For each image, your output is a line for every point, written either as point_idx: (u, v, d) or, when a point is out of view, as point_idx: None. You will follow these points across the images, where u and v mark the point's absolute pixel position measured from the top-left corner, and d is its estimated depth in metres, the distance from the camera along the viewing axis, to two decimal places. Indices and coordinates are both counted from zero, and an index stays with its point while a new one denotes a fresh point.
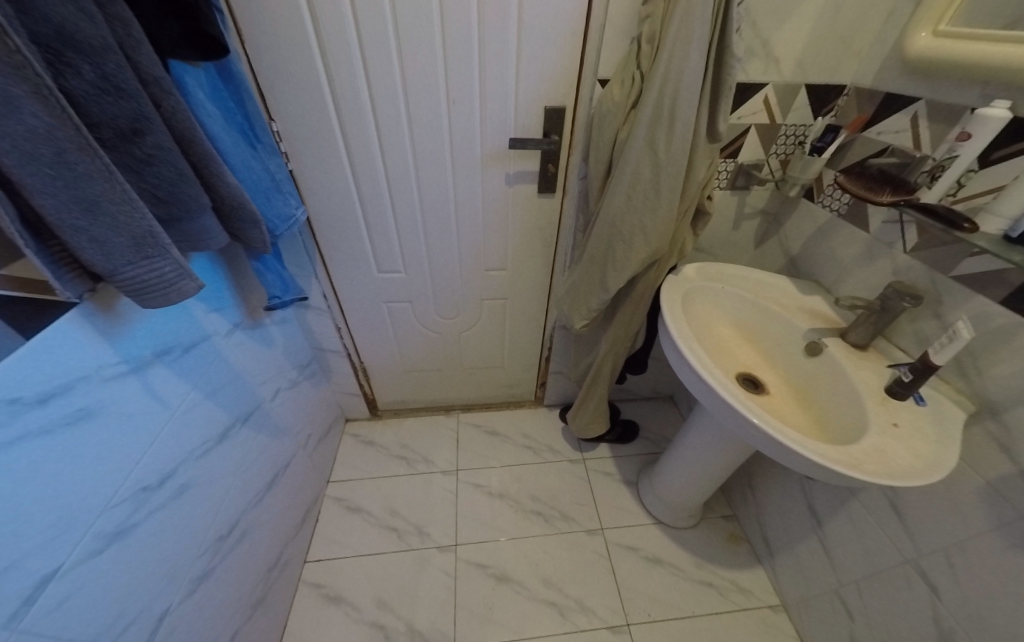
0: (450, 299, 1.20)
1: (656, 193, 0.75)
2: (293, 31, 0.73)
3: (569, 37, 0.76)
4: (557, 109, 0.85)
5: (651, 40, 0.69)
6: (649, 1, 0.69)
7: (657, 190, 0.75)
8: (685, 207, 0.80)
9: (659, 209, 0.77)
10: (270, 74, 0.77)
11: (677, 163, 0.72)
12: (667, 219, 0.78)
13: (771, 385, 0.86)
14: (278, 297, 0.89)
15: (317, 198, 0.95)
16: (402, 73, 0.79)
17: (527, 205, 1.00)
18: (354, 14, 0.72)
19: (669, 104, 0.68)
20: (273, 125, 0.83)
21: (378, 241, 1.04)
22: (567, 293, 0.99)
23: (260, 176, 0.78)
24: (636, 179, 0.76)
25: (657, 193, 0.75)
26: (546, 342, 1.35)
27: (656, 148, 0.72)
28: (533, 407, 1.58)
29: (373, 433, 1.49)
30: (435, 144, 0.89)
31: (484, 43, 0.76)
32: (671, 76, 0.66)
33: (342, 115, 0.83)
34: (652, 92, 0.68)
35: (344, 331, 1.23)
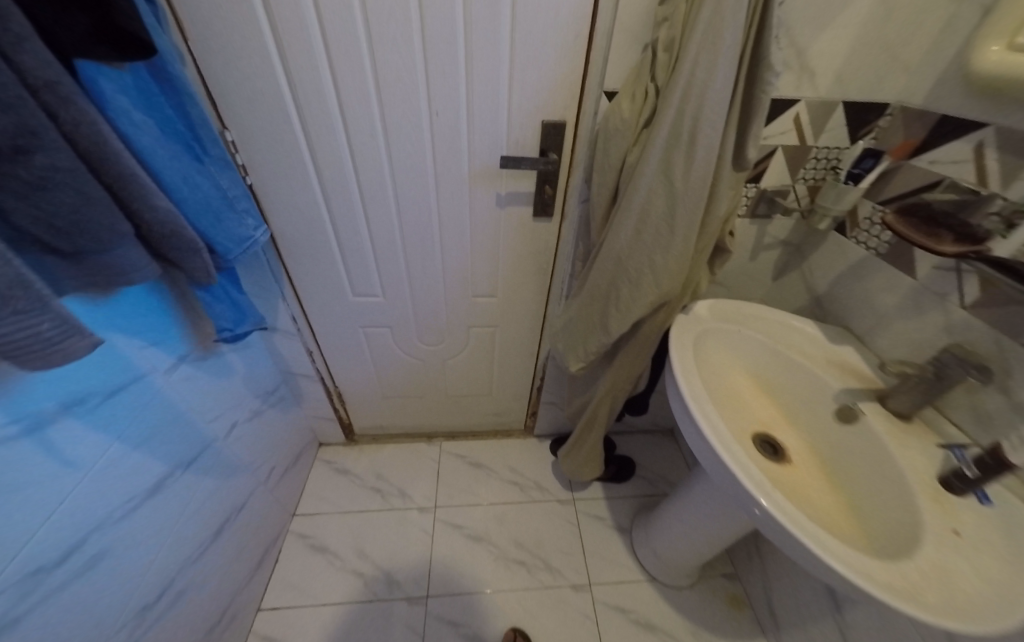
0: (432, 325, 1.09)
1: (671, 228, 0.64)
2: (244, 24, 0.61)
3: (572, 41, 0.65)
4: (555, 125, 0.73)
5: (668, 48, 0.57)
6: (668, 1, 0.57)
7: (671, 224, 0.64)
8: (702, 244, 0.68)
9: (671, 246, 0.65)
10: (220, 75, 0.66)
11: (696, 194, 0.61)
12: (680, 258, 0.67)
13: (794, 451, 0.75)
14: (230, 330, 0.78)
15: (281, 215, 0.84)
16: (376, 80, 0.68)
17: (518, 229, 0.89)
18: (317, 8, 0.61)
19: (689, 126, 0.56)
20: (226, 134, 0.72)
21: (353, 263, 0.94)
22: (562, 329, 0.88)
23: (207, 195, 0.66)
24: (647, 210, 0.64)
25: (672, 228, 0.64)
26: (538, 372, 1.24)
27: (671, 177, 0.61)
28: (523, 437, 1.47)
29: (348, 461, 1.38)
30: (415, 161, 0.78)
31: (472, 47, 0.65)
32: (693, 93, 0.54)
33: (305, 124, 0.72)
34: (668, 112, 0.56)
35: (317, 355, 1.13)
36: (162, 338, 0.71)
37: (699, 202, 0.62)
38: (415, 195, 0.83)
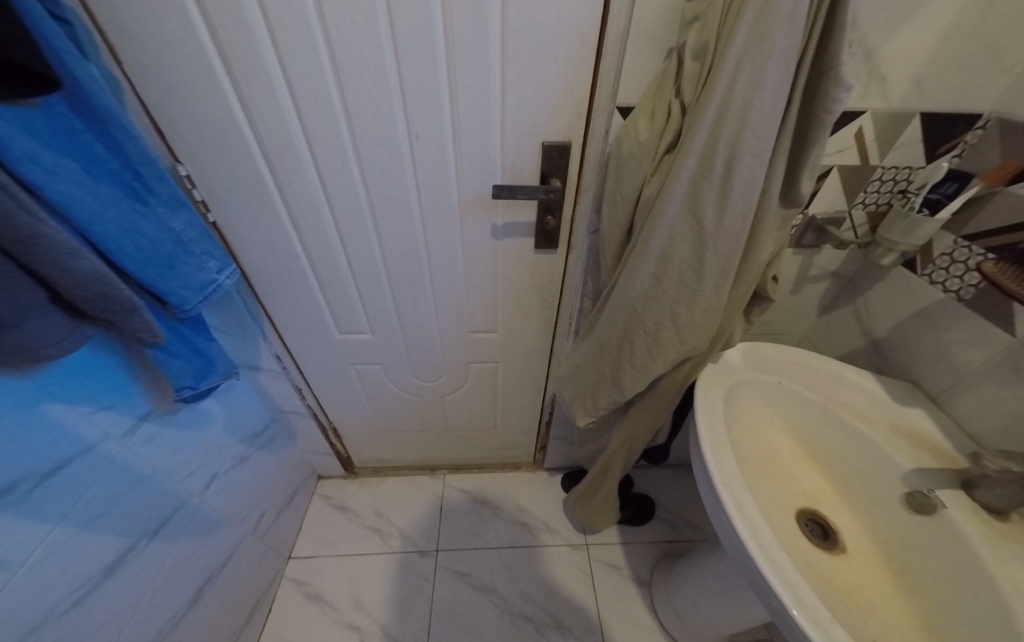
0: (429, 361, 1.00)
1: (699, 277, 0.52)
2: (183, 44, 0.52)
3: (576, 49, 0.53)
4: (558, 146, 0.61)
5: (698, 55, 0.44)
6: None
7: (699, 273, 0.51)
8: (737, 294, 0.55)
9: (699, 298, 0.53)
10: (165, 103, 0.57)
11: (734, 239, 0.48)
12: (710, 311, 0.54)
13: (847, 535, 0.62)
14: (192, 386, 0.70)
15: (252, 251, 0.75)
16: (344, 103, 0.58)
17: (519, 263, 0.78)
18: (266, 22, 0.50)
19: (726, 155, 0.44)
20: (180, 168, 0.63)
21: (334, 298, 0.85)
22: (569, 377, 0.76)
23: (153, 244, 0.57)
24: (669, 255, 0.52)
25: (701, 278, 0.52)
26: (547, 406, 1.14)
27: (701, 218, 0.48)
28: (532, 470, 1.37)
29: (347, 496, 1.32)
30: (395, 191, 0.68)
31: (455, 60, 0.54)
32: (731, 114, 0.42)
33: (266, 153, 0.62)
34: (698, 138, 0.44)
35: (307, 391, 1.07)
36: (119, 399, 0.64)
37: (738, 247, 0.49)
38: (398, 228, 0.73)
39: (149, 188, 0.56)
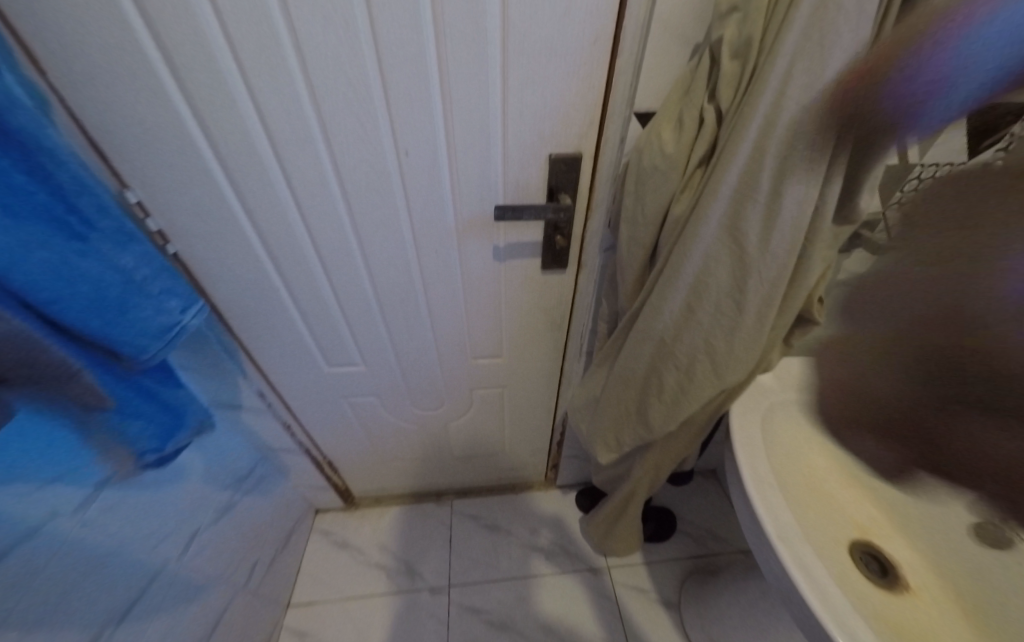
0: (430, 390, 0.93)
1: (741, 306, 0.45)
2: (125, 56, 0.44)
3: (588, 48, 0.46)
4: (566, 159, 0.54)
5: (738, 52, 0.38)
6: None
7: (740, 302, 0.45)
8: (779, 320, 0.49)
9: (739, 328, 0.47)
10: (109, 123, 0.49)
11: (785, 262, 0.42)
12: (752, 342, 0.48)
13: (908, 570, 0.57)
14: (155, 448, 0.62)
15: (224, 284, 0.67)
16: (320, 119, 0.50)
17: (526, 285, 0.72)
18: (222, 27, 0.43)
19: (775, 168, 0.38)
20: (128, 194, 0.55)
21: (321, 331, 0.78)
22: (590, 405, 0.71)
23: (94, 292, 0.50)
24: (704, 282, 0.46)
25: (743, 306, 0.45)
26: (558, 426, 1.08)
27: (744, 240, 0.42)
28: (546, 489, 1.31)
29: (348, 531, 1.24)
30: (384, 215, 0.60)
31: (447, 66, 0.46)
32: (783, 121, 0.36)
33: (232, 177, 0.55)
34: (742, 149, 0.38)
35: (297, 426, 1.00)
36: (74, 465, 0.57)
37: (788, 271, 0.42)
38: (389, 254, 0.66)
39: (88, 224, 0.49)
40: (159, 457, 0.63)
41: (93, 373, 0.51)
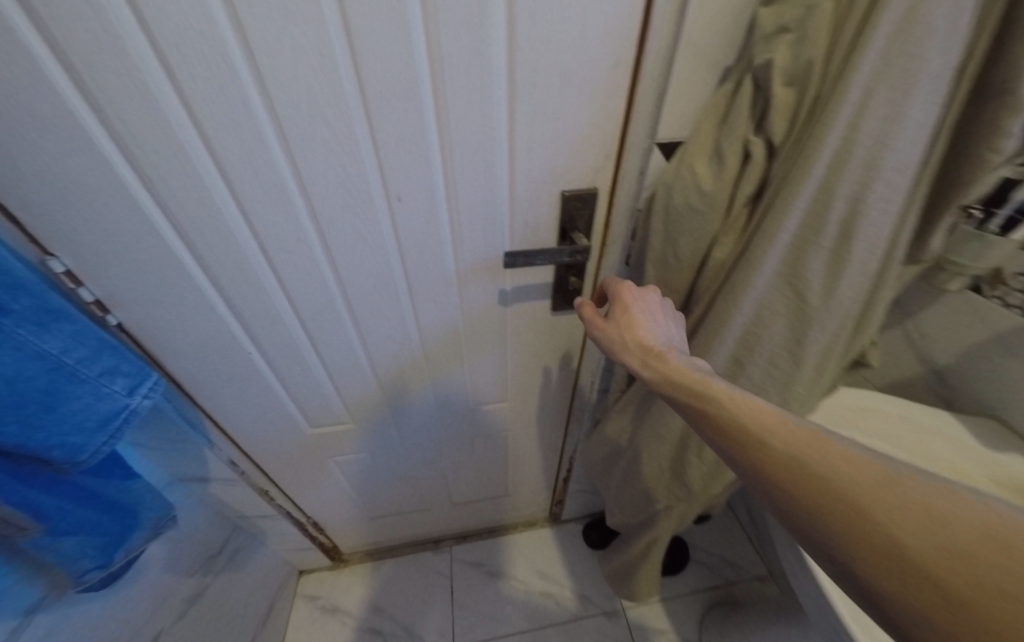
0: (426, 441, 0.85)
1: (797, 358, 0.41)
2: (35, 104, 0.34)
3: (607, 75, 0.40)
4: (579, 195, 0.48)
5: (793, 79, 0.33)
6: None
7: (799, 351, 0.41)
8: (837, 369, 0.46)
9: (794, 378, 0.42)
10: (15, 180, 0.38)
11: (848, 311, 0.37)
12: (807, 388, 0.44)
13: None
14: (99, 564, 0.51)
15: (182, 352, 0.57)
16: (293, 165, 0.42)
17: (532, 327, 0.65)
18: (162, 62, 0.34)
19: (842, 212, 0.33)
20: (53, 263, 0.45)
21: (300, 392, 0.68)
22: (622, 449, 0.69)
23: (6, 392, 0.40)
24: (755, 333, 0.41)
25: (800, 358, 0.41)
26: (564, 463, 1.01)
27: (801, 289, 0.37)
28: (551, 525, 1.24)
29: (338, 594, 1.12)
30: (371, 267, 0.52)
31: (444, 100, 0.39)
32: (853, 162, 0.31)
33: (184, 235, 0.45)
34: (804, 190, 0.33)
35: (275, 492, 0.88)
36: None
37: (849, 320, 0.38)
38: (378, 306, 0.57)
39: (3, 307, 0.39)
40: (105, 574, 0.52)
41: (12, 493, 0.41)
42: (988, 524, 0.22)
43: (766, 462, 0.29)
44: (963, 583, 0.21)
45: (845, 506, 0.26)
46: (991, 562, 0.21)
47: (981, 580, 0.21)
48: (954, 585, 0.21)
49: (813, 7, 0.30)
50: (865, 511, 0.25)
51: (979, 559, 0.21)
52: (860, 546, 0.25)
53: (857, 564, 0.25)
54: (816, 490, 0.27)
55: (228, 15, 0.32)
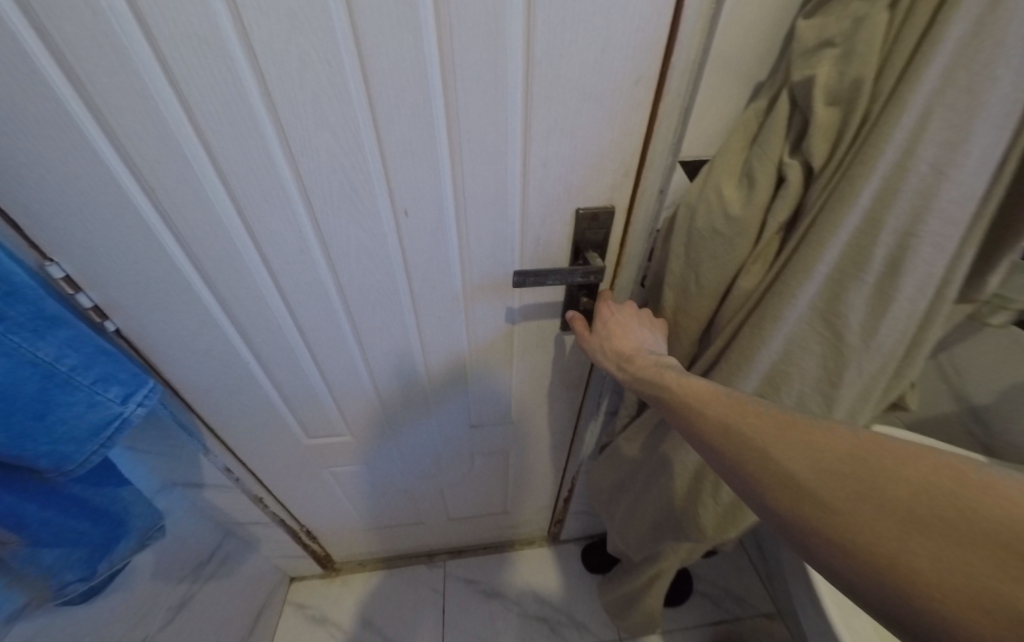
0: (425, 456, 0.82)
1: (830, 392, 0.38)
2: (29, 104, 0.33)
3: (629, 90, 0.38)
4: (595, 213, 0.46)
5: (838, 99, 0.30)
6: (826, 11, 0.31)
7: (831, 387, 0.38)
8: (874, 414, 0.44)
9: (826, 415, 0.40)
10: (12, 183, 0.37)
11: (885, 348, 0.35)
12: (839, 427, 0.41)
13: None
14: (80, 578, 0.48)
15: (180, 360, 0.56)
16: (298, 176, 0.40)
17: (539, 346, 0.62)
18: (163, 66, 0.32)
19: (887, 246, 0.30)
20: (52, 269, 0.43)
21: (298, 402, 0.66)
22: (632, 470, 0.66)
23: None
24: (788, 365, 0.39)
25: (833, 393, 0.38)
26: (567, 484, 0.97)
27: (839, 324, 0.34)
28: (550, 545, 1.20)
29: (328, 604, 1.10)
30: (375, 281, 0.50)
31: (456, 112, 0.37)
32: (904, 194, 0.28)
33: (184, 243, 0.44)
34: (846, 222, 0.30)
35: (270, 499, 0.85)
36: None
37: (885, 359, 0.35)
38: (380, 320, 0.55)
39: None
40: (87, 586, 0.50)
41: None
42: (855, 451, 0.28)
43: (720, 439, 0.33)
44: (846, 502, 0.26)
45: (761, 458, 0.31)
46: (857, 477, 0.27)
47: (854, 494, 0.26)
48: (838, 502, 0.27)
49: (862, 21, 0.28)
50: (775, 459, 0.30)
51: (849, 477, 0.27)
52: (777, 490, 0.29)
53: (777, 506, 0.30)
54: (739, 448, 0.32)
55: (233, 20, 0.30)
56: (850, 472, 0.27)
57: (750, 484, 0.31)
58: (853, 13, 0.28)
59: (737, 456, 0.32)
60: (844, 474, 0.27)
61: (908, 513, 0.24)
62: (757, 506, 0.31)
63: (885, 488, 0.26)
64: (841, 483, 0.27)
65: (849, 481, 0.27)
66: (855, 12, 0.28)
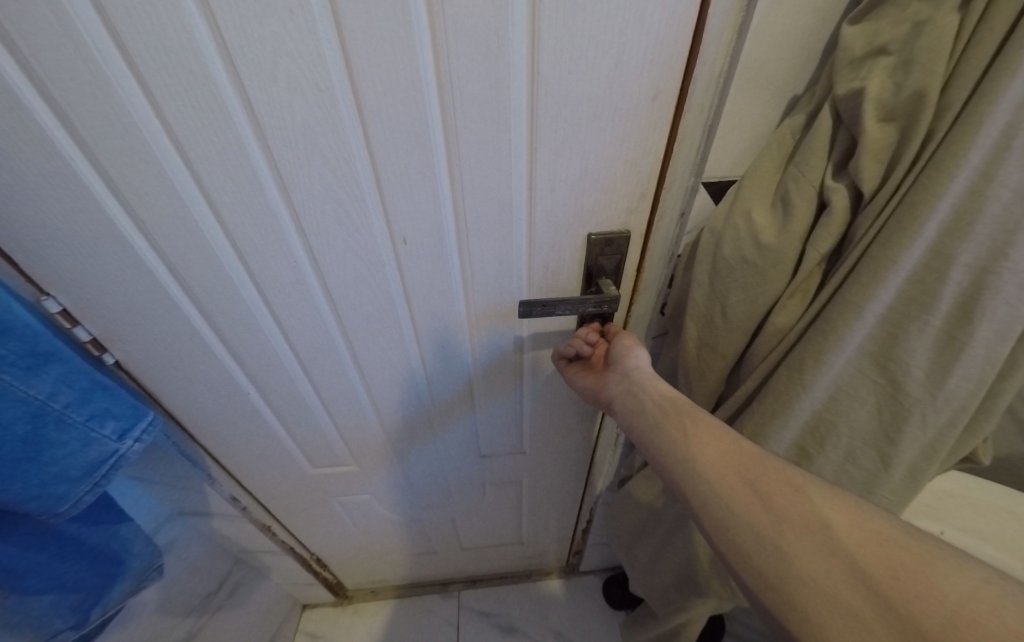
0: (434, 485, 0.78)
1: (894, 431, 0.36)
2: (17, 142, 0.32)
3: (645, 108, 0.34)
4: (608, 238, 0.42)
5: (891, 115, 0.29)
6: (881, 14, 0.30)
7: (894, 426, 0.35)
8: (943, 465, 0.44)
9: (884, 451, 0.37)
10: (6, 221, 0.36)
11: (960, 386, 0.32)
12: (900, 469, 0.38)
13: None
14: (70, 624, 0.47)
15: (182, 391, 0.54)
16: (292, 207, 0.38)
17: (551, 375, 0.58)
18: (148, 96, 0.31)
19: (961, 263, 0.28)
20: (48, 303, 0.42)
21: (301, 431, 0.64)
22: (651, 507, 0.63)
23: None
24: (844, 401, 0.37)
25: (896, 434, 0.36)
26: (585, 515, 0.92)
27: (903, 344, 0.32)
28: (567, 577, 1.13)
29: (339, 633, 1.07)
30: (375, 310, 0.48)
31: (457, 136, 0.35)
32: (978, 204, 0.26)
33: (178, 273, 0.42)
34: (919, 236, 0.28)
35: (278, 528, 0.83)
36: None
37: (953, 394, 0.32)
38: (383, 348, 0.53)
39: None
40: (79, 632, 0.48)
41: None
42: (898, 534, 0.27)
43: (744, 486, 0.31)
44: (886, 569, 0.25)
45: (800, 501, 0.29)
46: (907, 552, 0.26)
47: (899, 566, 0.25)
48: (877, 571, 0.25)
49: (922, 25, 0.27)
50: (816, 507, 0.28)
51: (896, 550, 0.26)
52: (806, 536, 0.27)
53: (794, 554, 0.27)
54: (772, 487, 0.30)
55: (215, 44, 0.29)
56: (896, 545, 0.26)
57: (766, 524, 0.29)
58: (913, 17, 0.28)
59: (766, 493, 0.30)
60: (893, 547, 0.26)
61: (959, 599, 0.23)
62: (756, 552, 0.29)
63: (937, 570, 0.24)
64: (886, 552, 0.26)
65: (896, 553, 0.26)
66: (915, 15, 0.28)
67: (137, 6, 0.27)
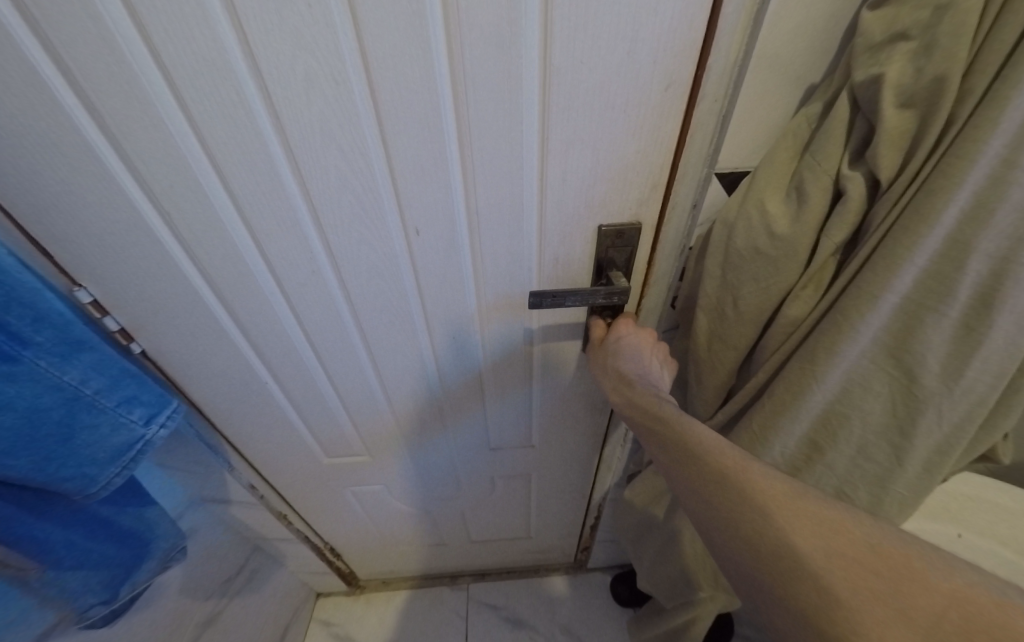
0: (445, 477, 0.79)
1: (909, 425, 0.35)
2: (54, 139, 0.33)
3: (657, 99, 0.34)
4: (619, 230, 0.42)
5: (912, 101, 0.28)
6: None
7: (909, 419, 0.35)
8: (960, 462, 0.43)
9: (898, 445, 0.37)
10: (45, 215, 0.38)
11: (978, 379, 0.31)
12: (915, 464, 0.38)
13: None
14: (99, 601, 0.49)
15: (204, 381, 0.56)
16: (309, 199, 0.39)
17: (561, 368, 0.59)
18: (176, 95, 0.32)
19: (982, 251, 0.27)
20: (80, 294, 0.44)
21: (317, 421, 0.65)
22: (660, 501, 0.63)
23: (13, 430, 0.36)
24: (858, 394, 0.36)
25: (910, 428, 0.35)
26: (593, 511, 0.92)
27: (921, 336, 0.31)
28: (575, 573, 1.14)
29: (352, 622, 1.09)
30: (388, 302, 0.49)
31: (470, 128, 0.35)
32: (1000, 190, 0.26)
33: (201, 265, 0.44)
34: (940, 223, 0.28)
35: (294, 516, 0.85)
36: (9, 621, 0.45)
37: (970, 387, 0.32)
38: (396, 340, 0.54)
39: (19, 339, 0.35)
40: (109, 608, 0.50)
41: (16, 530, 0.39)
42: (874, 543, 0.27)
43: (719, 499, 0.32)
44: (856, 601, 0.25)
45: (772, 533, 0.29)
46: (880, 576, 0.26)
47: (870, 593, 0.25)
48: (846, 590, 0.26)
49: (945, 9, 0.26)
50: (783, 535, 0.29)
51: (869, 573, 0.26)
52: (778, 556, 0.29)
53: (767, 575, 0.29)
54: (740, 526, 0.31)
55: (240, 43, 0.30)
56: (869, 568, 0.26)
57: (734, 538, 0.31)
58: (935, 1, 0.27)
59: (739, 540, 0.31)
60: (865, 567, 0.26)
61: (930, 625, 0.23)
62: (737, 568, 0.32)
63: (909, 595, 0.25)
64: (851, 580, 0.26)
65: (862, 580, 0.26)
66: None
67: (169, 8, 0.28)
